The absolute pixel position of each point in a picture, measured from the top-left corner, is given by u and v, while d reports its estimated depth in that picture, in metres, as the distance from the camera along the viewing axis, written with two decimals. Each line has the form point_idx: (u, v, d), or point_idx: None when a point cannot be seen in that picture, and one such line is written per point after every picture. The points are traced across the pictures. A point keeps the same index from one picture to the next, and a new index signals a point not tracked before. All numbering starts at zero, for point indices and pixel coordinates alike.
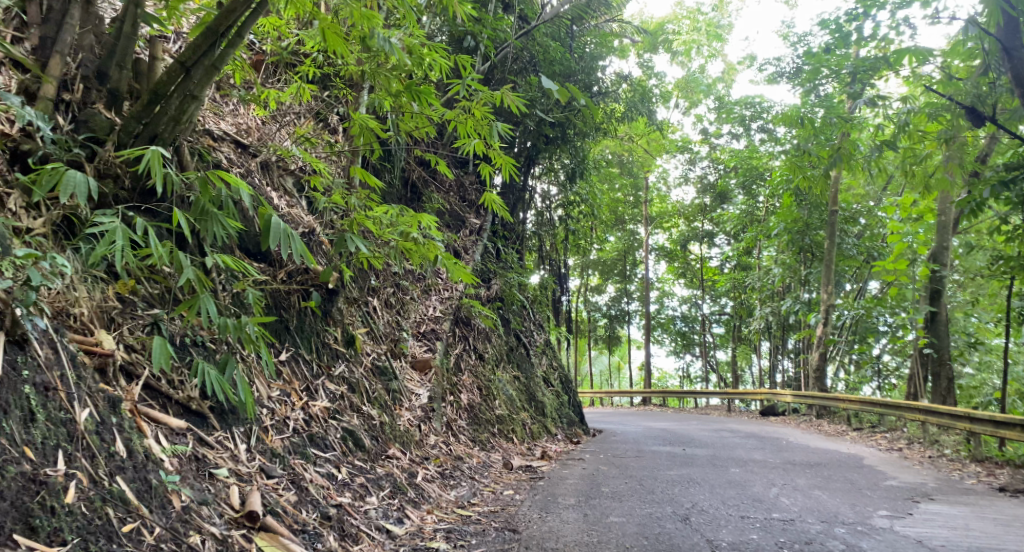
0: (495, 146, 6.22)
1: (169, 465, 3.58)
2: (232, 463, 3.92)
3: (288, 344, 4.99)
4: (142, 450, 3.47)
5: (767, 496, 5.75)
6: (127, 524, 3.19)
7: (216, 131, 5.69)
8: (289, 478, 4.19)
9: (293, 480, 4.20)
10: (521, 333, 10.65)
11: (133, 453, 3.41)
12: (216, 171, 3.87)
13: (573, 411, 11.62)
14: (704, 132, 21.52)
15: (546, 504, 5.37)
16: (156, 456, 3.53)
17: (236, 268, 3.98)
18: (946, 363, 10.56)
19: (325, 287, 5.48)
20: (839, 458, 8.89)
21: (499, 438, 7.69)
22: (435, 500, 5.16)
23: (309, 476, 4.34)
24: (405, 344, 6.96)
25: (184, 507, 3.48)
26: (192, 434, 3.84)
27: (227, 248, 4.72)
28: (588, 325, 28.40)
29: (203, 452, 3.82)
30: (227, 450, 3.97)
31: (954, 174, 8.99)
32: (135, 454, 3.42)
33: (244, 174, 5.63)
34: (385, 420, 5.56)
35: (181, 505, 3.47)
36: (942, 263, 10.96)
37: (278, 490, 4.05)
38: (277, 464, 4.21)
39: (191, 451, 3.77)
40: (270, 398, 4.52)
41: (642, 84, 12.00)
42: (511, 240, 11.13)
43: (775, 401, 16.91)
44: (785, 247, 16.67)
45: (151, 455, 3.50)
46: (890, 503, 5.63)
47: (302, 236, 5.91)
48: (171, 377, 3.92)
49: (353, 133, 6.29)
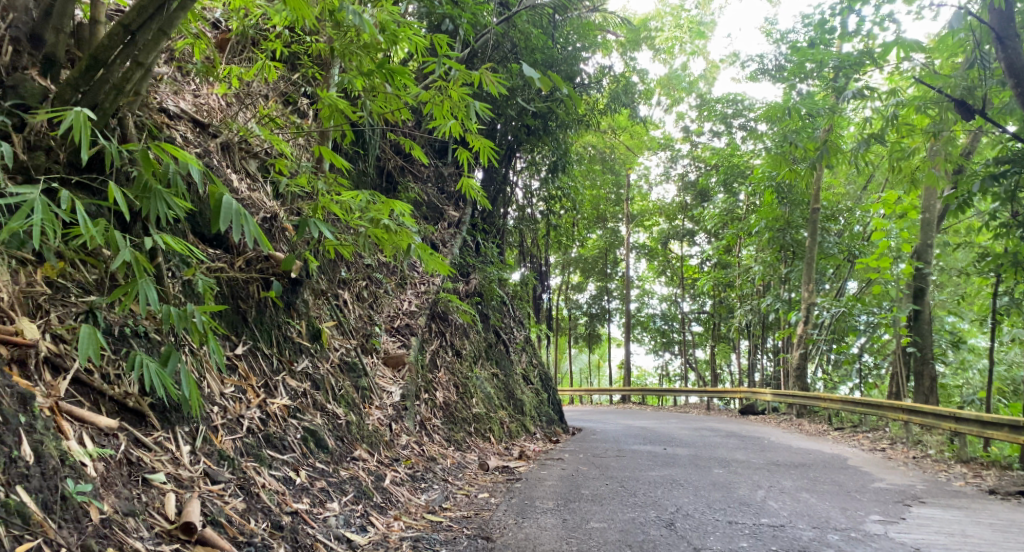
0: (473, 128, 5.85)
1: (90, 471, 3.22)
2: (170, 467, 3.57)
3: (245, 337, 4.64)
4: (55, 454, 3.10)
5: (754, 499, 5.47)
6: (24, 543, 2.86)
7: (172, 110, 5.32)
8: (238, 484, 3.84)
9: (243, 486, 3.85)
10: (500, 330, 10.32)
11: (43, 458, 3.05)
12: (162, 142, 3.54)
13: (553, 409, 11.31)
14: (686, 130, 21.30)
15: (522, 509, 5.05)
16: (75, 461, 3.17)
17: (180, 249, 3.63)
18: (929, 362, 10.36)
19: (288, 276, 5.15)
20: (823, 459, 8.64)
21: (475, 438, 7.36)
22: (403, 505, 4.82)
23: (261, 481, 3.99)
24: (378, 339, 6.62)
25: (103, 520, 3.13)
26: (125, 434, 3.49)
27: (177, 232, 4.38)
28: (568, 323, 28.14)
29: (137, 456, 3.46)
30: (167, 452, 3.62)
31: (940, 168, 8.75)
32: (45, 459, 3.06)
33: (201, 155, 5.25)
34: (352, 420, 5.21)
35: (100, 517, 3.12)
36: (926, 261, 10.82)
37: (223, 497, 3.70)
38: (226, 467, 3.86)
39: (121, 455, 3.41)
40: (222, 395, 4.17)
41: (625, 78, 11.68)
42: (490, 235, 10.80)
43: (755, 400, 16.74)
44: (766, 245, 16.49)
45: (67, 459, 3.13)
46: (883, 507, 5.36)
47: (264, 222, 5.54)
48: (106, 370, 3.56)
49: (322, 116, 5.91)
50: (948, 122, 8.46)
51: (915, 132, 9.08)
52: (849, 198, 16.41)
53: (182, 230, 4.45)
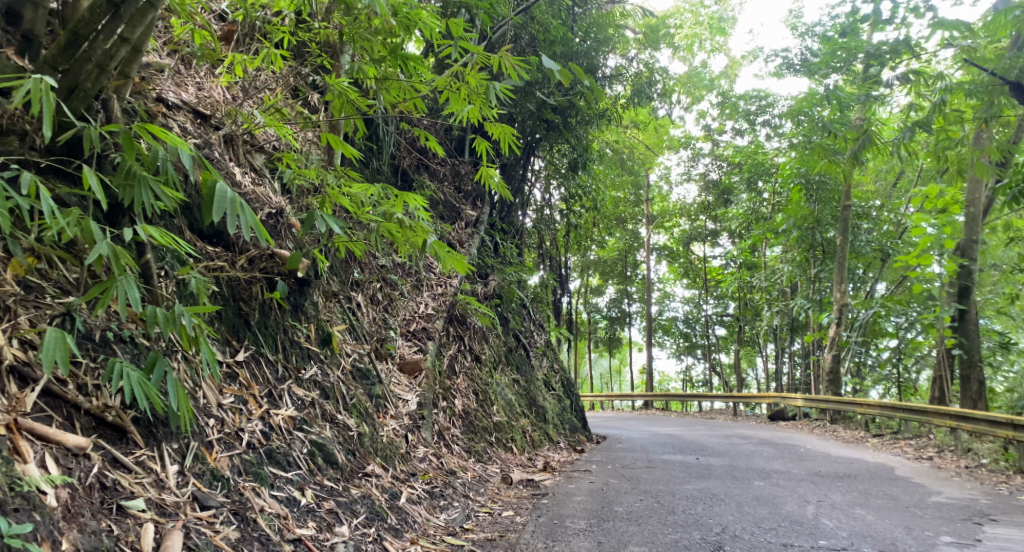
0: (492, 116, 5.39)
1: (50, 500, 2.83)
2: (153, 492, 3.17)
3: (247, 342, 4.25)
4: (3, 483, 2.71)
5: (805, 518, 5.02)
6: None
7: (171, 100, 4.91)
8: (231, 509, 3.43)
9: (239, 511, 3.44)
10: (520, 334, 9.86)
11: None
12: (145, 123, 3.15)
13: (575, 416, 10.84)
14: (707, 128, 20.79)
15: (552, 529, 4.61)
16: (27, 491, 2.76)
17: (167, 243, 3.25)
18: (976, 365, 9.81)
19: (295, 276, 4.74)
20: (869, 469, 8.10)
21: (497, 448, 6.92)
22: (421, 526, 4.40)
23: (260, 504, 3.58)
24: (392, 344, 6.20)
25: None
26: (101, 454, 3.10)
27: (170, 228, 4.00)
28: (587, 327, 27.59)
29: (112, 479, 3.07)
30: (150, 474, 3.22)
31: (990, 158, 8.21)
32: None
33: (201, 147, 4.83)
34: (365, 431, 4.79)
35: None
36: (971, 257, 10.31)
37: (213, 525, 3.29)
38: (220, 489, 3.46)
39: (93, 479, 3.02)
40: (220, 406, 3.78)
41: (648, 71, 11.20)
42: (509, 236, 10.34)
43: (785, 406, 16.16)
44: (793, 244, 15.92)
45: (17, 488, 2.73)
46: (952, 527, 4.88)
47: (269, 218, 5.12)
48: (83, 380, 3.18)
49: (333, 107, 5.49)
50: (1007, 107, 7.94)
51: (963, 118, 8.54)
52: (878, 196, 15.82)
53: (177, 225, 4.08)
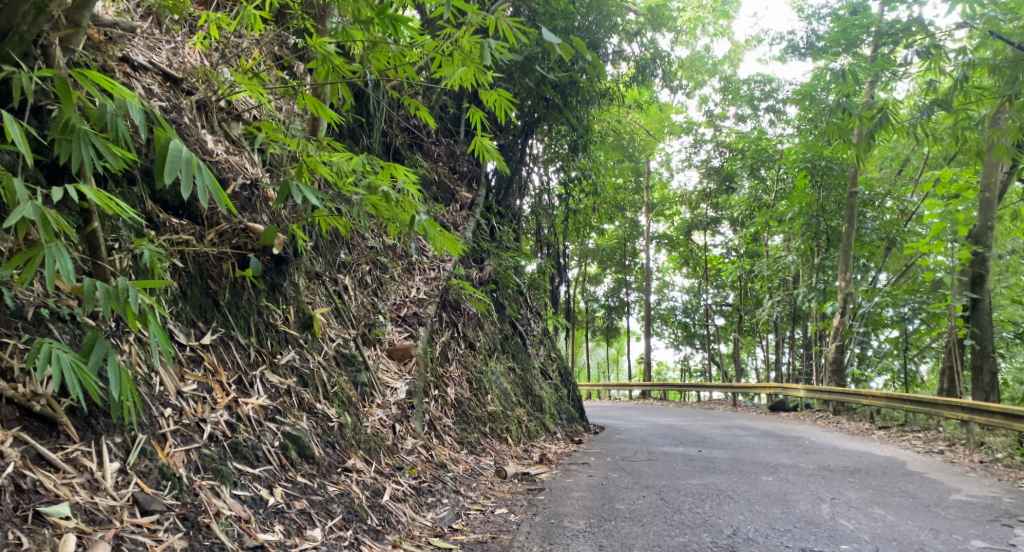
0: (487, 82, 4.96)
1: None
2: (82, 495, 2.88)
3: (215, 324, 3.87)
4: None
5: (822, 518, 4.72)
6: None
7: (138, 60, 4.41)
8: (181, 514, 3.09)
9: (189, 516, 3.11)
10: (517, 321, 9.47)
11: None
12: (86, 69, 2.76)
13: (573, 406, 10.47)
14: (709, 114, 20.37)
15: (550, 530, 4.26)
16: None
17: (112, 208, 2.89)
18: (989, 356, 9.47)
19: (270, 254, 4.34)
20: (880, 463, 7.77)
21: (491, 439, 6.55)
22: (406, 527, 4.04)
23: (218, 505, 3.24)
24: (380, 329, 5.81)
25: None
26: (20, 451, 2.82)
27: (127, 197, 3.61)
28: (585, 316, 27.22)
29: (32, 481, 2.79)
30: (81, 473, 2.93)
31: (1012, 138, 7.87)
32: None
33: (168, 111, 4.35)
34: (347, 422, 4.41)
35: None
36: (985, 244, 9.93)
37: (156, 535, 2.96)
38: (169, 490, 3.14)
39: (6, 480, 2.74)
40: (179, 395, 3.45)
41: (652, 50, 10.77)
42: (506, 219, 9.92)
43: (786, 396, 15.79)
44: (797, 232, 15.52)
45: None
46: (981, 529, 4.65)
47: (243, 189, 4.65)
48: (8, 364, 2.90)
49: (317, 74, 5.05)
50: None
51: (983, 97, 8.20)
52: (884, 183, 15.46)
53: (137, 194, 3.69)
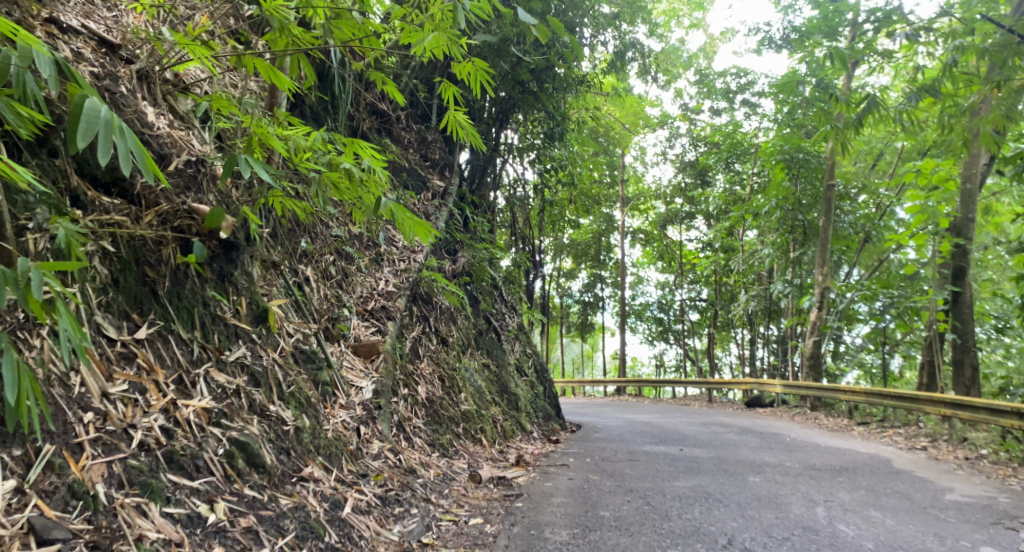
0: (459, 51, 4.56)
1: None
2: None
3: (153, 316, 3.45)
4: None
5: (819, 524, 4.40)
6: None
7: (66, 22, 3.93)
8: (93, 543, 2.74)
9: (101, 544, 2.75)
10: (492, 316, 9.06)
11: None
12: None
13: (550, 403, 10.11)
14: (684, 107, 20.13)
15: (529, 544, 3.89)
16: None
17: (17, 178, 2.49)
18: (971, 350, 9.27)
19: (218, 239, 3.91)
20: (866, 460, 7.50)
21: (464, 440, 6.16)
22: (368, 543, 3.65)
23: (142, 527, 2.89)
24: (345, 323, 5.39)
25: None
26: None
27: (45, 172, 3.19)
28: (560, 312, 26.89)
29: None
30: None
31: (995, 127, 7.67)
32: None
33: (100, 78, 3.89)
34: (305, 425, 4.00)
35: None
36: (966, 236, 9.72)
37: None
38: (78, 512, 2.78)
39: None
40: (105, 397, 3.07)
41: (630, 37, 10.43)
42: (480, 210, 9.53)
43: (762, 392, 15.55)
44: (774, 226, 15.30)
45: None
46: (987, 534, 4.36)
47: (188, 167, 4.19)
48: None
49: (274, 45, 4.57)
50: (1018, 68, 7.35)
51: (972, 83, 7.97)
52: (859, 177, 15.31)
53: (59, 168, 3.28)
